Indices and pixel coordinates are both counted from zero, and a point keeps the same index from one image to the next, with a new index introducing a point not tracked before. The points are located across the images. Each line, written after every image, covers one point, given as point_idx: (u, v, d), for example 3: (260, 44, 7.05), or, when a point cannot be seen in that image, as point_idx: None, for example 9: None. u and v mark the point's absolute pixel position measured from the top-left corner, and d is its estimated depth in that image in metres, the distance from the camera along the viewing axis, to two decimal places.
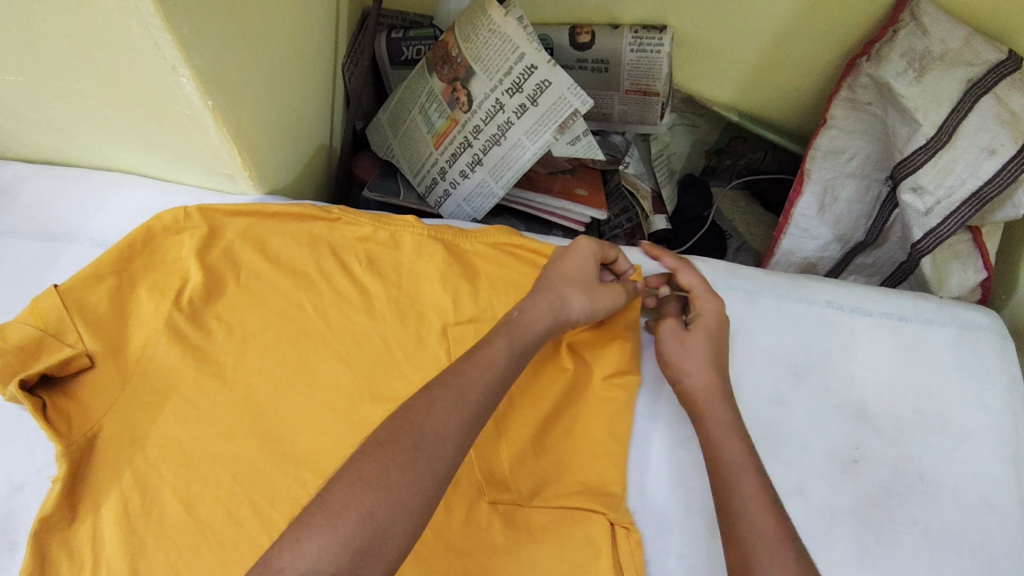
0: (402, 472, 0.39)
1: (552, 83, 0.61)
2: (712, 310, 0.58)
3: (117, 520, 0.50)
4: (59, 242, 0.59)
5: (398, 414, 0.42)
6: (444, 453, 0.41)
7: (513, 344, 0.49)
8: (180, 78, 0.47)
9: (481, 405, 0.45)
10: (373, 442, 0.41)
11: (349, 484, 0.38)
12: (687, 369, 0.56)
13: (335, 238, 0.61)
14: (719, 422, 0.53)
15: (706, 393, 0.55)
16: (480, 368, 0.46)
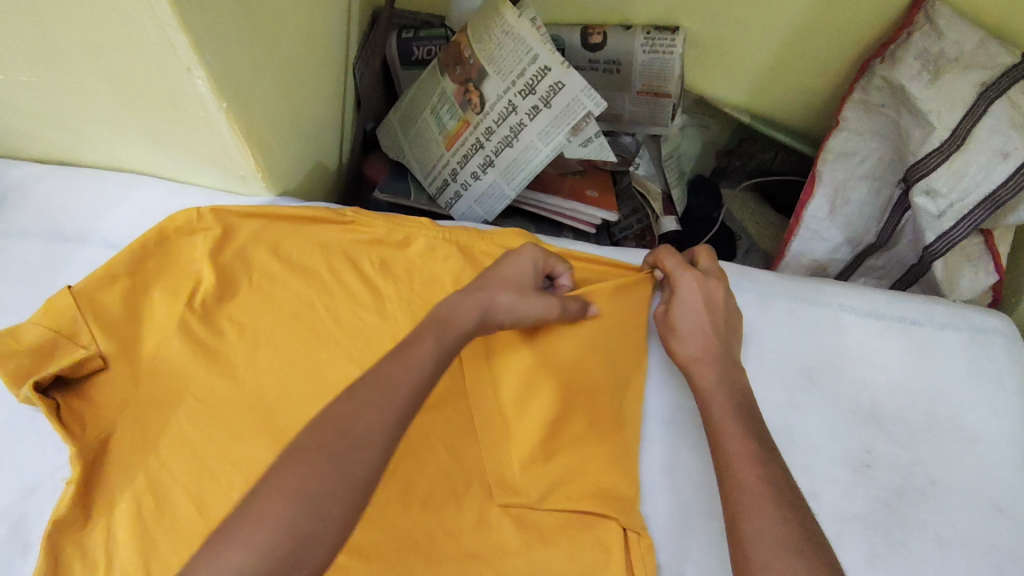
0: (325, 477, 0.38)
1: (566, 84, 0.61)
2: (687, 279, 0.58)
3: (130, 522, 0.49)
4: (72, 242, 0.59)
5: (324, 416, 0.41)
6: (372, 457, 0.40)
7: (441, 341, 0.48)
8: (194, 78, 0.46)
9: (410, 402, 0.44)
10: (295, 447, 0.39)
11: (269, 495, 0.37)
12: (679, 341, 0.57)
13: (347, 240, 0.61)
14: (713, 392, 0.53)
15: (699, 363, 0.55)
16: (408, 366, 0.45)
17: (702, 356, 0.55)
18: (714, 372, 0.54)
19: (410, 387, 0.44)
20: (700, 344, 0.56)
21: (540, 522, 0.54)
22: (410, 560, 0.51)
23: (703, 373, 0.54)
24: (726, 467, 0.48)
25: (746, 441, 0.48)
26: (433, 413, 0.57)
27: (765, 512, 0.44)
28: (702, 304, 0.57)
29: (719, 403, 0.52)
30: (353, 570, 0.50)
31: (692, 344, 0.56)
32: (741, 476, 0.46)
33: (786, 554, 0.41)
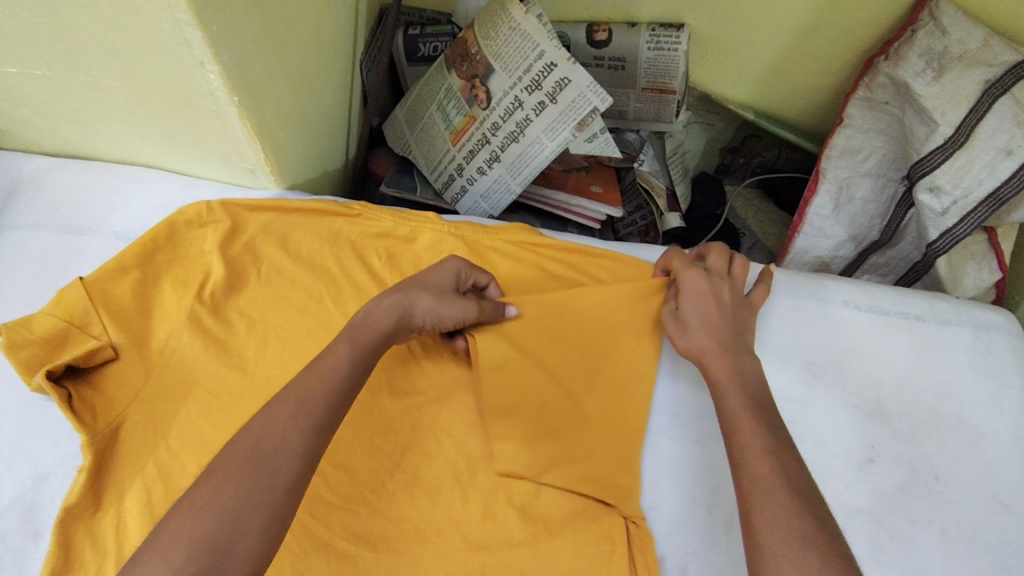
0: (236, 490, 0.38)
1: (571, 80, 0.61)
2: (693, 274, 0.57)
3: (140, 510, 0.50)
4: (83, 235, 0.59)
5: (236, 434, 0.41)
6: (285, 465, 0.40)
7: (352, 349, 0.47)
8: (208, 74, 0.47)
9: (324, 411, 0.43)
10: (210, 466, 0.39)
11: (181, 512, 0.37)
12: (686, 334, 0.55)
13: (355, 234, 0.61)
14: (726, 381, 0.51)
15: (712, 354, 0.53)
16: (319, 376, 0.44)
17: (715, 349, 0.53)
18: (728, 363, 0.52)
19: (326, 393, 0.44)
20: (713, 336, 0.54)
21: (547, 513, 0.54)
22: (418, 550, 0.52)
23: (714, 365, 0.52)
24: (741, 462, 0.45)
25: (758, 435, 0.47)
26: (440, 404, 0.58)
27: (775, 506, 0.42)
28: (711, 299, 0.56)
29: (732, 396, 0.50)
30: (361, 558, 0.51)
31: (701, 338, 0.54)
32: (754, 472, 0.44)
33: (792, 545, 0.40)
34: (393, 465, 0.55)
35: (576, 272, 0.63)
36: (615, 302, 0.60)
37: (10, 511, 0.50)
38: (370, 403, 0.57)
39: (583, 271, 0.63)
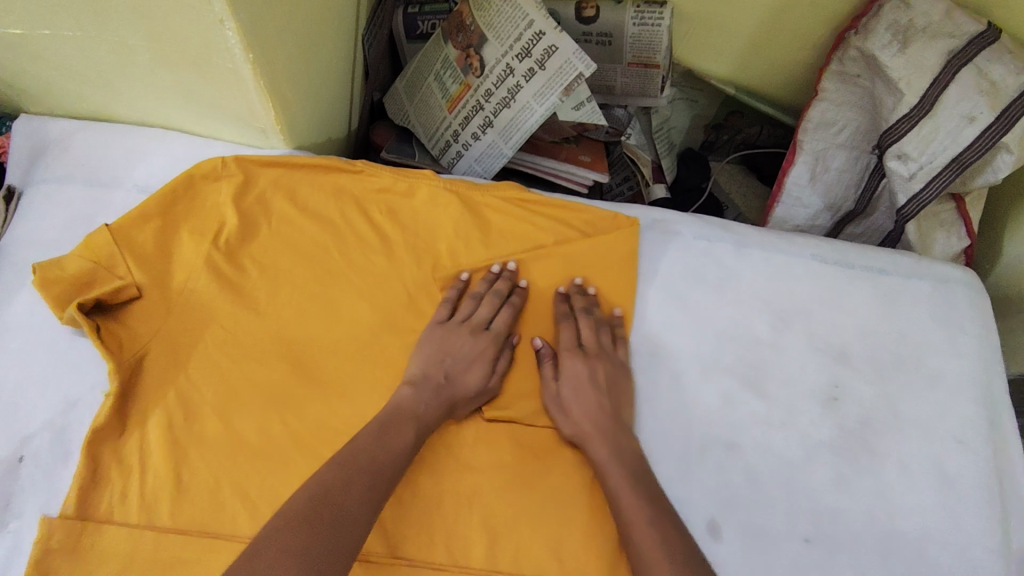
0: (323, 545, 0.44)
1: (559, 48, 0.67)
2: (573, 361, 0.61)
3: (162, 433, 0.56)
4: (107, 188, 0.64)
5: (316, 493, 0.47)
6: (361, 531, 0.47)
7: (417, 429, 0.55)
8: (226, 32, 0.52)
9: (388, 485, 0.51)
10: (294, 516, 0.45)
11: (272, 556, 0.42)
12: (566, 419, 0.59)
13: (356, 189, 0.66)
14: (605, 461, 0.56)
15: (593, 438, 0.57)
16: (386, 450, 0.52)
17: (596, 440, 0.57)
18: (616, 446, 0.57)
19: (388, 462, 0.51)
20: (585, 425, 0.58)
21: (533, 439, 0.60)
22: (414, 471, 0.57)
23: (597, 447, 0.57)
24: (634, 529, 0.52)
25: (657, 505, 0.53)
26: None
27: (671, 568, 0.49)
28: (590, 386, 0.60)
29: (615, 476, 0.55)
30: None
31: (582, 421, 0.58)
32: (639, 541, 0.51)
33: None
34: None
35: (562, 224, 0.66)
36: (600, 250, 0.66)
37: (43, 434, 0.56)
38: (371, 339, 0.62)
39: (573, 224, 0.67)
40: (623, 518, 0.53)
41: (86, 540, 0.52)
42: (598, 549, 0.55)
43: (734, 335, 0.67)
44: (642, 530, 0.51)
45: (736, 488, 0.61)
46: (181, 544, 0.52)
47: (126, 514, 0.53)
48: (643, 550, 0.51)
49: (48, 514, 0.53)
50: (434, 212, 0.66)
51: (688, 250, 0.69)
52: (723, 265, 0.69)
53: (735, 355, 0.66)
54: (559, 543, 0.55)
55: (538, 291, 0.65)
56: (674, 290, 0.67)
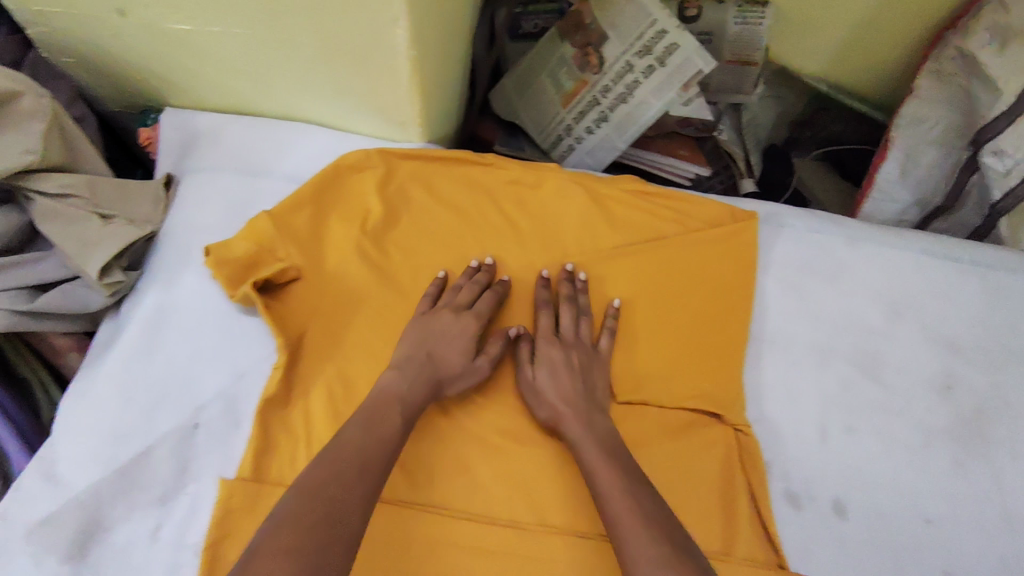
0: (315, 540, 0.44)
1: (680, 46, 0.70)
2: (546, 347, 0.63)
3: (324, 402, 0.60)
4: (259, 176, 0.69)
5: (299, 489, 0.47)
6: (353, 524, 0.47)
7: (404, 407, 0.56)
8: (397, 29, 0.56)
9: (375, 475, 0.50)
10: (285, 516, 0.45)
11: (269, 558, 0.43)
12: (541, 403, 0.61)
13: (488, 182, 0.70)
14: (581, 437, 0.57)
15: (571, 418, 0.59)
16: (374, 442, 0.52)
17: (574, 417, 0.59)
18: (579, 425, 0.58)
19: (373, 450, 0.51)
20: (556, 407, 0.60)
21: (662, 420, 0.63)
22: (555, 446, 0.61)
23: (574, 428, 0.58)
24: (605, 499, 0.53)
25: (622, 476, 0.54)
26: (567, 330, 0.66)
27: (646, 540, 0.49)
28: (569, 370, 0.62)
29: (590, 451, 0.56)
30: (508, 448, 0.60)
31: (557, 403, 0.60)
32: (612, 510, 0.52)
33: None
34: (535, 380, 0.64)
35: (681, 216, 0.70)
36: (718, 242, 0.68)
37: (214, 404, 0.60)
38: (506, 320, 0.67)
39: (694, 215, 0.70)
40: (596, 489, 0.54)
41: (260, 502, 0.57)
42: (716, 520, 0.61)
43: (846, 326, 0.69)
44: (617, 499, 0.52)
45: (854, 468, 0.64)
46: None
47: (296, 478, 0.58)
48: (618, 519, 0.51)
49: (225, 477, 0.58)
50: (565, 203, 0.69)
51: (800, 241, 0.71)
52: (835, 257, 0.71)
53: (849, 344, 0.69)
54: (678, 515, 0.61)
55: (661, 277, 0.67)
56: (789, 279, 0.70)
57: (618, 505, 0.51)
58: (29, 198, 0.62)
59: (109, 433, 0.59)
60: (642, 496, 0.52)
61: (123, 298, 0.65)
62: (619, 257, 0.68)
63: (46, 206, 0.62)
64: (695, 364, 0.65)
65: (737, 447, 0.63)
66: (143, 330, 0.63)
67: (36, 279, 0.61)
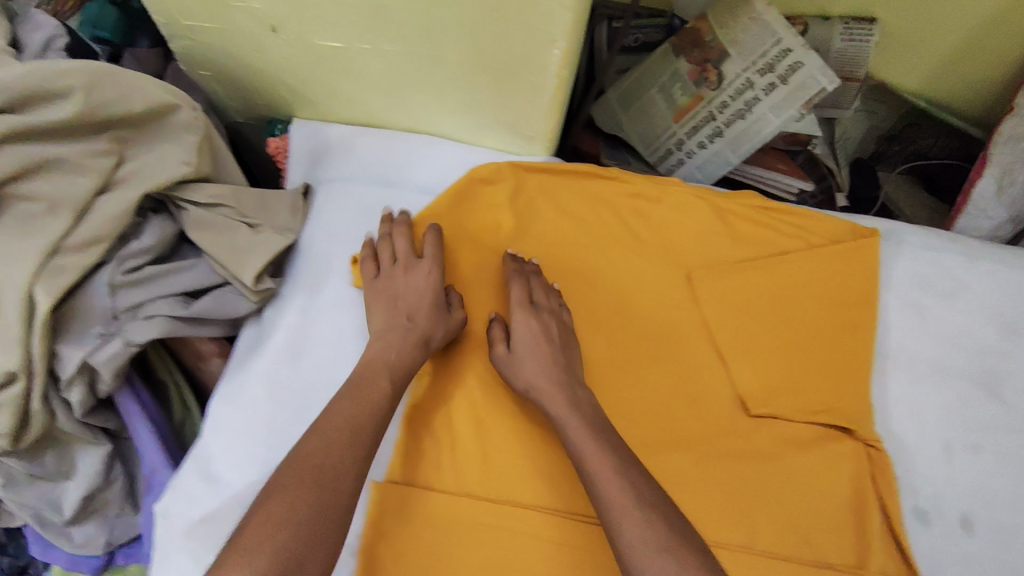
0: (306, 505, 0.48)
1: (805, 64, 0.71)
2: (524, 316, 0.63)
3: (466, 411, 0.63)
4: (393, 187, 0.72)
5: (288, 459, 0.51)
6: (345, 490, 0.50)
7: (393, 377, 0.59)
8: (554, 49, 0.57)
9: (364, 445, 0.53)
10: (277, 485, 0.49)
11: (259, 526, 0.46)
12: (519, 374, 0.61)
13: (610, 195, 0.71)
14: (560, 413, 0.58)
15: (547, 394, 0.59)
16: (355, 411, 0.55)
17: (547, 392, 0.59)
18: (563, 406, 0.58)
19: (366, 422, 0.55)
20: (538, 375, 0.60)
21: (794, 433, 0.65)
22: (688, 455, 0.63)
23: (552, 404, 0.59)
24: (587, 475, 0.53)
25: (599, 453, 0.54)
26: (694, 343, 0.67)
27: (629, 518, 0.49)
28: (541, 338, 0.62)
29: (576, 427, 0.56)
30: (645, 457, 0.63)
31: (534, 374, 0.60)
32: (596, 486, 0.52)
33: None
34: (666, 391, 0.65)
35: (803, 231, 0.71)
36: (842, 257, 0.69)
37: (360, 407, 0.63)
38: (631, 333, 0.67)
39: (815, 231, 0.71)
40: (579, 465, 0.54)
41: (413, 504, 0.60)
42: (847, 531, 0.62)
43: (966, 343, 0.70)
44: (607, 479, 0.52)
45: (979, 485, 0.65)
46: (494, 513, 0.60)
47: (444, 483, 0.61)
48: (603, 496, 0.51)
49: (375, 479, 0.61)
50: (688, 218, 0.70)
51: (919, 259, 0.72)
52: (955, 275, 0.72)
53: (970, 362, 0.69)
54: (810, 526, 0.62)
55: (785, 294, 0.68)
56: (909, 296, 0.71)
57: (612, 486, 0.51)
58: (180, 207, 0.64)
59: (262, 434, 0.62)
60: (620, 473, 0.52)
61: (266, 304, 0.68)
62: (744, 271, 0.69)
63: (196, 216, 0.63)
64: (823, 379, 0.66)
65: (867, 460, 0.65)
66: (288, 334, 0.66)
67: (185, 286, 0.63)
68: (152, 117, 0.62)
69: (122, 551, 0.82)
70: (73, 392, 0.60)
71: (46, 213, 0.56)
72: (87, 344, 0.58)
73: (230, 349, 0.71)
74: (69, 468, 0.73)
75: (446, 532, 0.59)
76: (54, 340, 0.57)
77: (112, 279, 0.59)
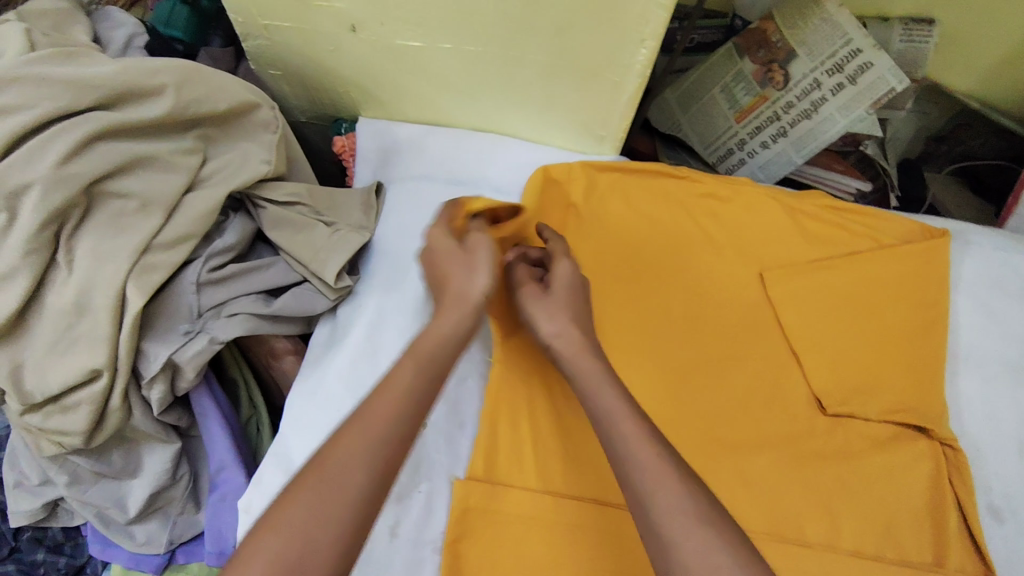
0: (306, 508, 0.43)
1: (875, 64, 0.71)
2: (563, 266, 0.59)
3: (545, 409, 0.63)
4: (466, 186, 0.73)
5: (305, 460, 0.46)
6: (356, 487, 0.45)
7: (421, 361, 0.52)
8: (641, 50, 0.58)
9: (387, 436, 0.47)
10: (284, 488, 0.45)
11: (256, 535, 0.43)
12: (551, 319, 0.56)
13: (682, 194, 0.71)
14: (585, 365, 0.53)
15: (571, 345, 0.55)
16: (384, 398, 0.49)
17: (571, 341, 0.55)
18: (588, 359, 0.54)
19: (388, 424, 0.47)
20: (565, 324, 0.56)
21: (871, 432, 0.65)
22: (765, 454, 0.63)
23: (575, 357, 0.54)
24: (613, 440, 0.49)
25: (626, 415, 0.49)
26: (767, 341, 0.68)
27: (664, 490, 0.45)
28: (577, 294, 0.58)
29: (609, 389, 0.51)
30: (723, 456, 0.63)
31: (566, 324, 0.56)
32: (623, 452, 0.47)
33: None
34: (740, 389, 0.66)
35: (873, 231, 0.71)
36: (916, 258, 0.69)
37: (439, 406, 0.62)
38: (706, 331, 0.68)
39: (886, 233, 0.71)
40: (604, 427, 0.49)
41: (496, 501, 0.59)
42: (926, 531, 0.62)
43: None
44: (640, 448, 0.47)
45: None
46: (577, 511, 0.59)
47: (525, 480, 0.60)
48: (631, 463, 0.46)
49: (457, 476, 0.60)
50: (758, 217, 0.71)
51: (989, 260, 0.72)
52: None
53: None
54: (892, 525, 0.61)
55: (858, 294, 0.69)
56: (979, 297, 0.71)
57: (649, 455, 0.46)
58: (258, 205, 0.65)
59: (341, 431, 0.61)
60: (651, 441, 0.47)
61: (342, 301, 0.68)
62: (818, 270, 0.69)
63: (275, 214, 0.64)
64: (899, 378, 0.66)
65: (945, 460, 0.65)
66: (366, 331, 0.65)
67: (265, 284, 0.63)
68: (235, 115, 0.62)
69: (182, 550, 0.80)
70: (154, 389, 0.59)
71: (138, 211, 0.56)
72: (172, 342, 0.58)
73: (303, 348, 0.71)
74: (135, 466, 0.72)
75: (529, 529, 0.58)
76: (141, 337, 0.57)
77: (197, 277, 0.59)
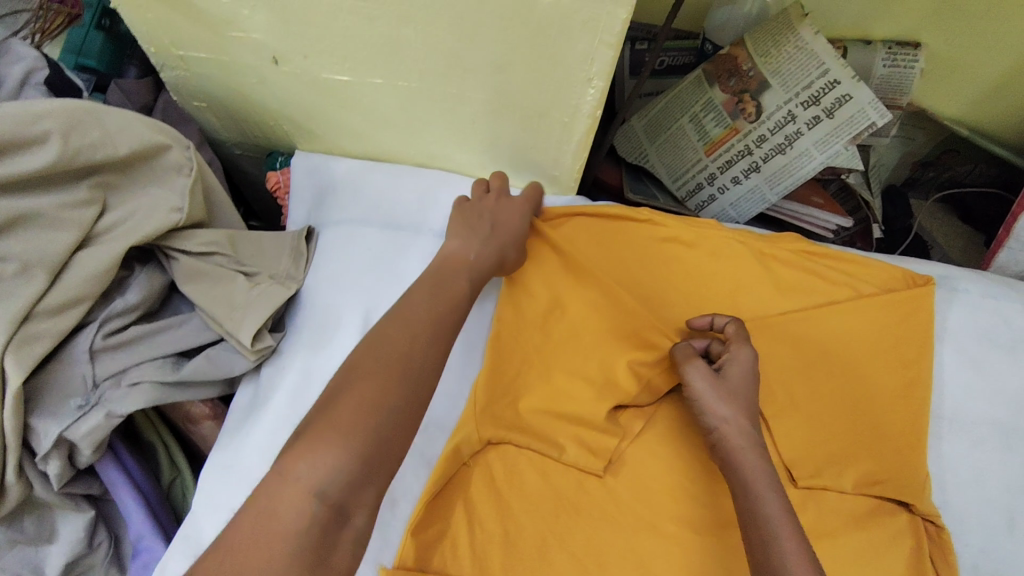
0: (395, 396, 0.45)
1: (853, 97, 0.66)
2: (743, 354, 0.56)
3: (486, 487, 0.58)
4: (406, 232, 0.66)
5: (382, 344, 0.47)
6: (427, 382, 0.47)
7: (471, 280, 0.55)
8: (588, 90, 0.52)
9: (446, 330, 0.51)
10: (359, 371, 0.46)
11: (353, 407, 0.43)
12: (713, 415, 0.54)
13: (641, 238, 0.66)
14: (752, 461, 0.51)
15: (736, 435, 0.53)
16: (444, 306, 0.52)
17: (739, 429, 0.53)
18: (747, 451, 0.52)
19: (446, 333, 0.51)
20: (724, 423, 0.54)
21: (848, 507, 0.60)
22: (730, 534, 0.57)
23: (738, 447, 0.52)
24: (766, 555, 0.45)
25: (786, 526, 0.46)
26: None
27: None
28: (751, 386, 0.56)
29: (772, 505, 0.47)
30: (684, 538, 0.56)
31: (728, 426, 0.53)
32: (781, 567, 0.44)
33: None
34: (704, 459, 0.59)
35: (853, 280, 0.65)
36: (896, 309, 0.63)
37: None
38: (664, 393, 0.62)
39: (867, 280, 0.65)
40: (760, 536, 0.46)
41: None
42: None
43: None
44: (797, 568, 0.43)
45: None
46: None
47: (460, 568, 0.54)
48: None
49: (384, 564, 0.54)
50: (725, 264, 0.65)
51: (976, 309, 0.66)
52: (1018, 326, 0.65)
53: None
54: None
55: (833, 348, 0.63)
56: (966, 350, 0.64)
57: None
58: (170, 256, 0.58)
59: None
60: (807, 554, 0.44)
61: (264, 361, 0.61)
62: (790, 326, 0.63)
63: (188, 265, 0.57)
64: (875, 443, 0.61)
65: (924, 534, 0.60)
66: (290, 398, 0.59)
67: (177, 345, 0.57)
68: (139, 159, 0.56)
69: None
70: (49, 465, 0.52)
71: (18, 274, 0.49)
72: (64, 416, 0.51)
73: (224, 410, 0.65)
74: (49, 531, 0.60)
75: None
76: (27, 413, 0.50)
77: (91, 344, 0.53)
